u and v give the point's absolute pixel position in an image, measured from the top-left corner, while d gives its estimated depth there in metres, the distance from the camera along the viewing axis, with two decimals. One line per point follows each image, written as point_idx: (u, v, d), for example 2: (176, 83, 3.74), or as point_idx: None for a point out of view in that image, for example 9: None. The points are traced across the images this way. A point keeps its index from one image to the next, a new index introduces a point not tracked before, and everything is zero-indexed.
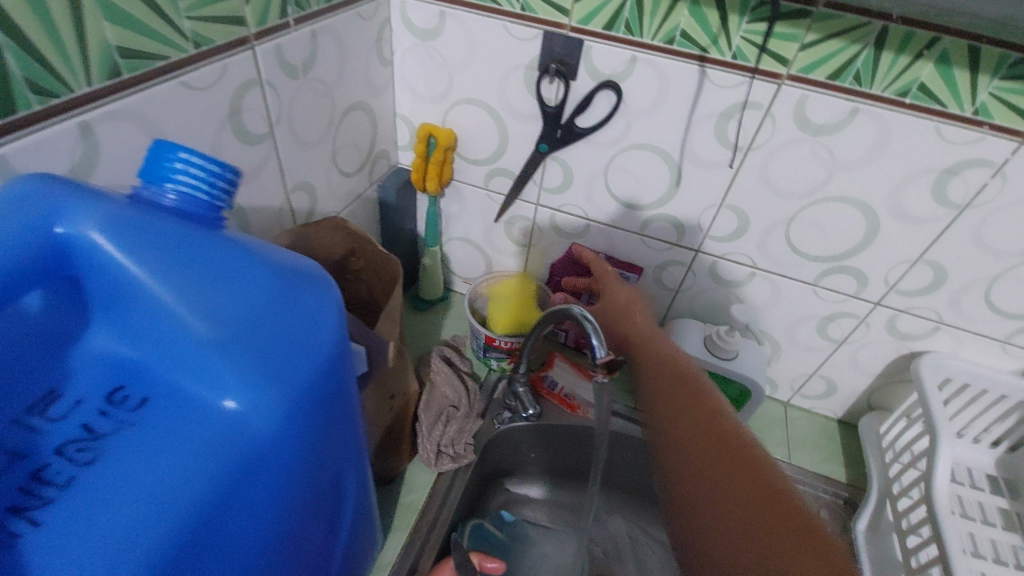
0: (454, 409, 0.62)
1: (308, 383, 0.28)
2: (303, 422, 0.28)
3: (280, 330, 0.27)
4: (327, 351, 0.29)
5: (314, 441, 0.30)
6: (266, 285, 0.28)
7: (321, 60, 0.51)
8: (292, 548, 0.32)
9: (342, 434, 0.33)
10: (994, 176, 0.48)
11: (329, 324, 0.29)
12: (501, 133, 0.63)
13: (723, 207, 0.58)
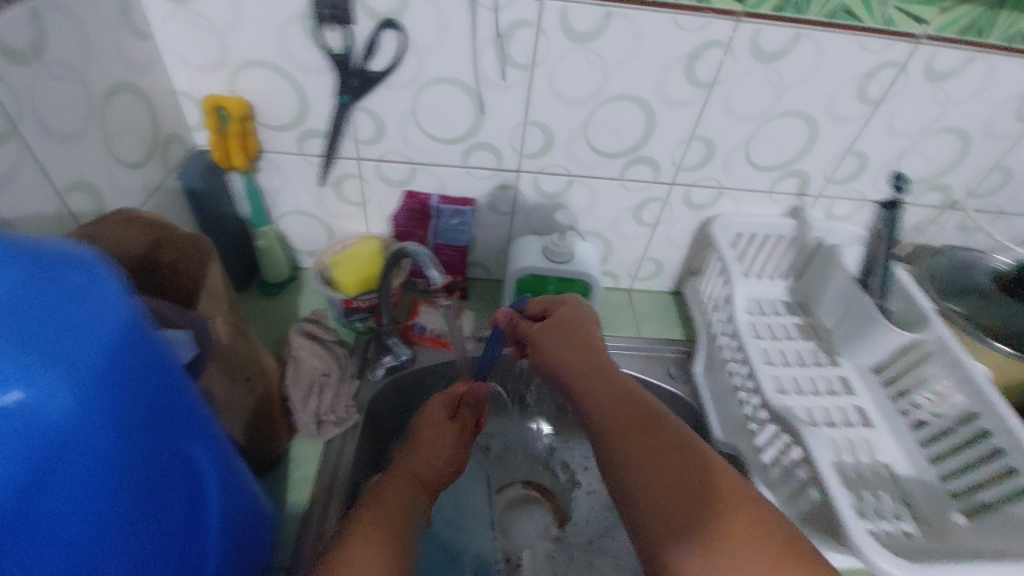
0: (251, 380, 0.69)
1: (98, 364, 0.32)
2: (106, 408, 0.33)
3: (58, 322, 0.31)
4: (115, 329, 0.34)
5: (136, 399, 0.35)
6: (27, 277, 0.32)
7: (54, 45, 0.59)
8: (122, 529, 0.35)
9: (158, 395, 0.38)
10: (726, 54, 0.76)
11: (116, 307, 0.34)
12: (300, 97, 0.80)
13: (528, 124, 0.84)
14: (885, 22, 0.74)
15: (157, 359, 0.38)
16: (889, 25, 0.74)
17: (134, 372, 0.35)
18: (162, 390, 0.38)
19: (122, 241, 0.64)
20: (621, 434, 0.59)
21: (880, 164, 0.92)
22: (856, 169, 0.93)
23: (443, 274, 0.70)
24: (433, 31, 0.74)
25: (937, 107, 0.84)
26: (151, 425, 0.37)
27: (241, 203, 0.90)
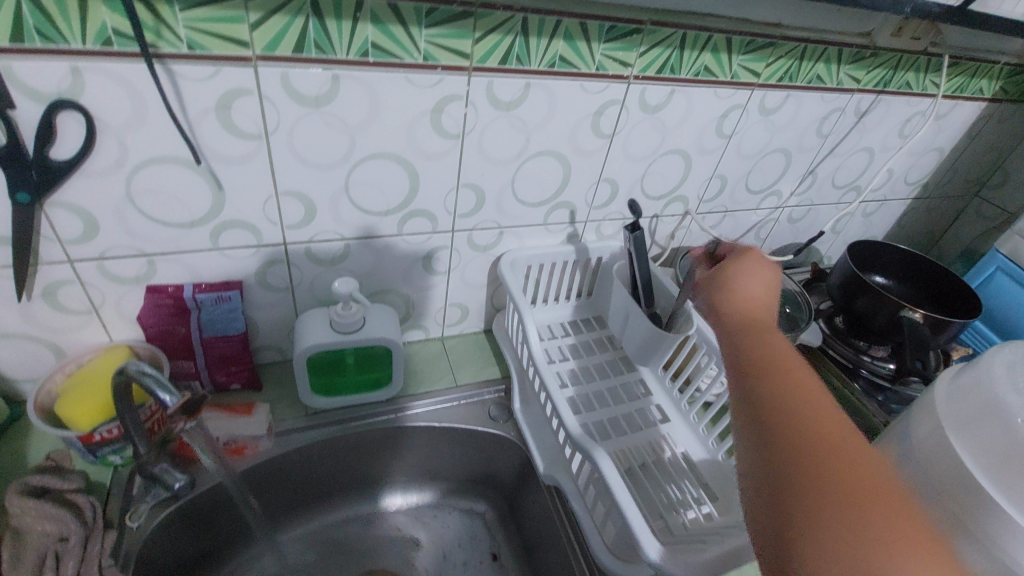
0: (66, 541, 0.49)
1: None
2: None
3: None
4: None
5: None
6: None
7: None
8: None
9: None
10: (622, 109, 0.66)
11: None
12: (88, 217, 0.51)
13: (461, 187, 0.65)
14: (766, 79, 0.71)
15: None
16: (774, 82, 0.71)
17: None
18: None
19: (71, 413, 0.53)
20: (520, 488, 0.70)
21: (818, 187, 0.91)
22: (803, 185, 0.89)
23: (178, 396, 0.45)
24: (265, 112, 0.51)
25: (824, 144, 0.84)
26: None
27: (108, 330, 0.60)
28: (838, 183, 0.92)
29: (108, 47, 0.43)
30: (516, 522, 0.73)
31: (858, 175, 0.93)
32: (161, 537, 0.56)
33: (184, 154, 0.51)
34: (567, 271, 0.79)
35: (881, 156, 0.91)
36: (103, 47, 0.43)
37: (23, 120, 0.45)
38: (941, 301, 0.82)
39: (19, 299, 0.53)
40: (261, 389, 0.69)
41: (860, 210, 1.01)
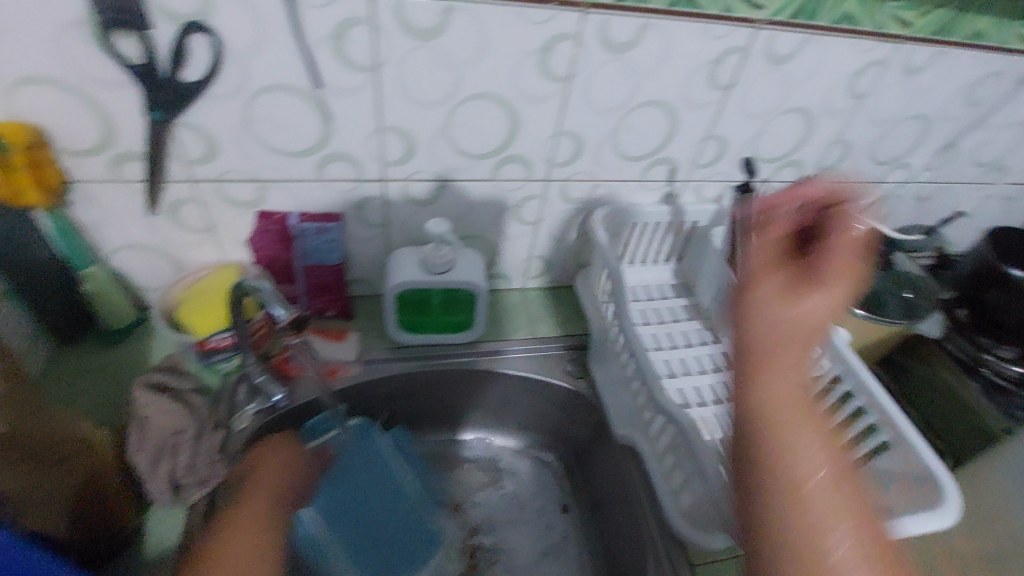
0: (184, 434, 0.54)
1: None
2: None
3: None
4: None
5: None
6: None
7: None
8: None
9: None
10: (745, 58, 0.60)
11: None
12: (210, 139, 0.54)
13: (560, 135, 0.63)
14: (919, 31, 0.61)
15: None
16: (928, 35, 0.62)
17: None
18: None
19: (193, 320, 0.60)
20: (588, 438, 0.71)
21: (957, 164, 0.80)
22: (940, 159, 0.79)
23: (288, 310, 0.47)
24: (377, 43, 0.51)
25: (974, 113, 0.73)
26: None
27: (221, 250, 0.65)
28: (983, 161, 0.81)
29: None
30: (584, 475, 0.73)
31: (1007, 155, 0.81)
32: (263, 441, 0.61)
33: (298, 82, 0.52)
34: (659, 232, 0.76)
35: None
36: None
37: (160, 40, 0.47)
38: None
39: (149, 212, 0.58)
40: (351, 319, 0.73)
41: (1001, 198, 0.88)
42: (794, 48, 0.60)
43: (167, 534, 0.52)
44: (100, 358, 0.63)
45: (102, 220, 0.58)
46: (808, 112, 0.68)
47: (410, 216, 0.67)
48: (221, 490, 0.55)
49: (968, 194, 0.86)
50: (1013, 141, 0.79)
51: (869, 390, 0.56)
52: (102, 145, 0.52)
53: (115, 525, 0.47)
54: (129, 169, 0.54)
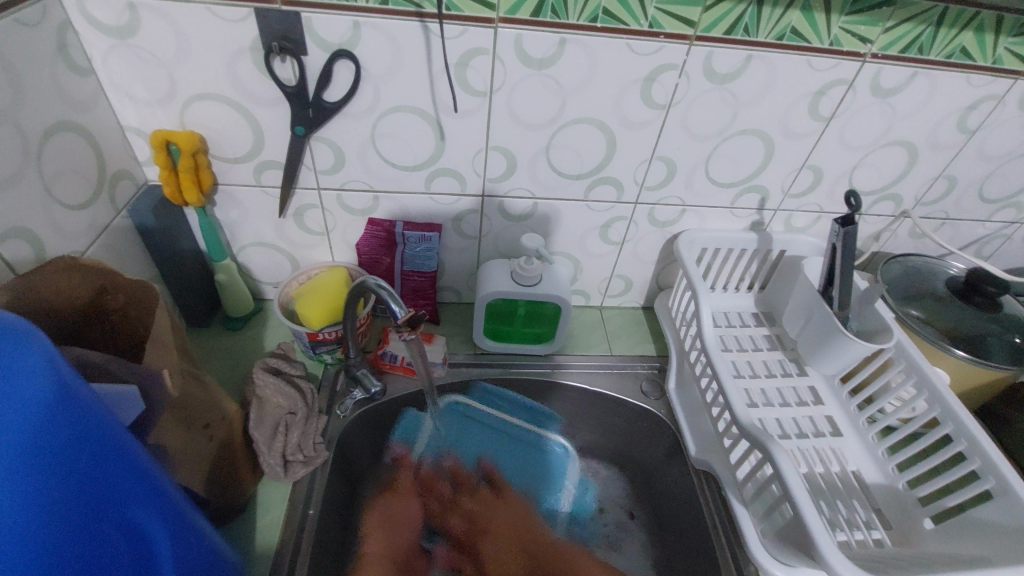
0: (295, 415, 0.60)
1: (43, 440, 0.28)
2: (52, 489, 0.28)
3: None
4: (45, 390, 0.28)
5: (67, 487, 0.29)
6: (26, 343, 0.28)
7: (143, 86, 0.54)
8: None
9: (99, 468, 0.31)
10: (849, 91, 0.60)
11: (37, 374, 0.28)
12: (339, 151, 0.61)
13: (653, 160, 0.65)
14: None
15: (106, 421, 0.32)
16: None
17: (58, 448, 0.29)
18: (116, 464, 0.32)
19: (309, 313, 0.64)
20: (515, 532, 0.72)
21: None
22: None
23: (405, 310, 0.51)
24: (494, 70, 0.55)
25: None
26: (88, 506, 0.30)
27: (332, 251, 0.72)
28: None
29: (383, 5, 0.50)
30: (651, 495, 0.73)
31: None
32: (356, 430, 0.66)
33: (421, 103, 0.57)
34: (744, 259, 0.76)
35: None
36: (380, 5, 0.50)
37: (311, 65, 0.54)
38: None
39: (279, 215, 0.66)
40: (438, 323, 0.77)
41: None
42: (901, 82, 0.60)
43: (275, 503, 0.57)
44: (222, 339, 0.71)
45: (239, 219, 0.67)
46: (912, 146, 0.66)
47: (503, 230, 0.71)
48: (321, 471, 0.61)
49: None
50: None
51: (972, 435, 0.54)
52: (250, 154, 0.60)
53: (236, 489, 0.53)
54: (268, 175, 0.62)
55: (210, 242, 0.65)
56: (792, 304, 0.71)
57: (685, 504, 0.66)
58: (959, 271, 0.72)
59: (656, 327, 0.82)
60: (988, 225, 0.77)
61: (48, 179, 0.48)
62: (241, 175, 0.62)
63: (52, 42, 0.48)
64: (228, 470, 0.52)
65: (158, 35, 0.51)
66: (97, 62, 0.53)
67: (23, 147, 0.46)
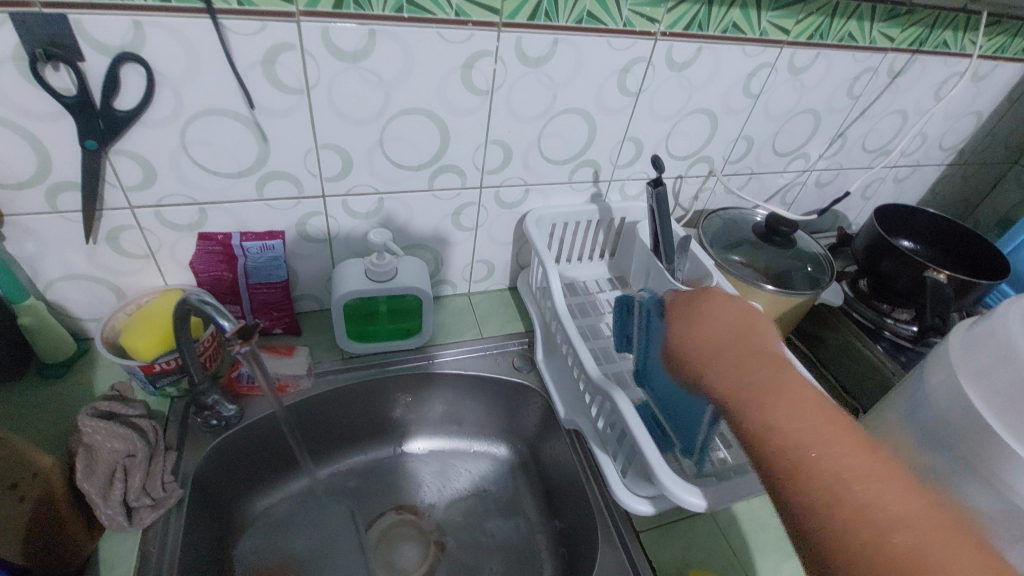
0: (135, 457, 0.54)
1: None
2: None
3: None
4: None
5: None
6: None
7: None
8: None
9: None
10: (649, 67, 0.67)
11: None
12: (148, 165, 0.56)
13: (489, 144, 0.67)
14: (796, 37, 0.70)
15: None
16: (805, 40, 0.71)
17: None
18: None
19: (137, 344, 0.57)
20: (736, 351, 0.49)
21: (846, 151, 0.90)
22: (832, 148, 0.89)
23: (234, 322, 0.48)
24: (306, 67, 0.54)
25: (853, 107, 0.83)
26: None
27: (164, 274, 0.66)
28: (865, 150, 0.91)
29: (166, 2, 0.47)
30: (536, 464, 0.76)
31: (887, 140, 0.91)
32: (213, 460, 0.62)
33: (233, 105, 0.54)
34: (591, 230, 0.82)
35: (912, 124, 0.90)
36: (161, 2, 0.47)
37: (91, 72, 0.49)
38: (971, 266, 0.80)
39: (87, 241, 0.59)
40: (300, 334, 0.75)
41: (886, 180, 0.99)
42: (690, 57, 0.67)
43: (121, 559, 0.51)
44: (38, 389, 0.63)
45: (39, 253, 0.59)
46: (711, 113, 0.75)
47: (352, 227, 0.70)
48: (176, 512, 0.56)
49: (858, 178, 0.96)
50: (890, 127, 0.89)
51: None
52: (36, 176, 0.53)
53: (66, 553, 0.47)
54: (65, 199, 0.56)
55: (4, 283, 0.57)
56: (635, 265, 0.78)
57: (563, 464, 0.71)
58: (764, 217, 0.83)
59: (523, 304, 0.86)
60: (784, 176, 0.90)
61: None
62: (31, 202, 0.55)
63: None
64: (48, 534, 0.46)
65: None
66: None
67: None
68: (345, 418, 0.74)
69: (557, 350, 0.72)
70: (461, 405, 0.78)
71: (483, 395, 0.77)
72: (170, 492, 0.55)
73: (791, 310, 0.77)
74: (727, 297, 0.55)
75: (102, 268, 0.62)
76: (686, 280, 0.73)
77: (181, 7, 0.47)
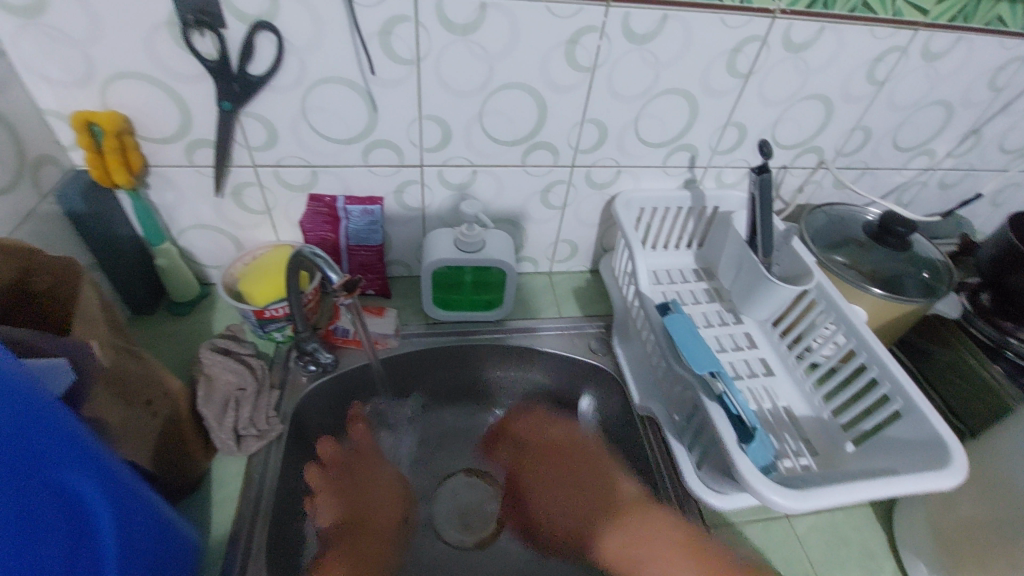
0: (245, 391, 0.60)
1: None
2: None
3: None
4: None
5: None
6: None
7: (60, 63, 0.53)
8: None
9: (21, 424, 0.31)
10: (763, 47, 0.63)
11: None
12: (272, 127, 0.61)
13: (585, 123, 0.67)
14: (935, 18, 0.63)
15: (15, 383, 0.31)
16: (946, 21, 0.64)
17: None
18: (42, 427, 0.32)
19: (253, 290, 0.65)
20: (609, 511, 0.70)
21: (981, 150, 0.81)
22: (965, 145, 0.80)
23: (341, 276, 0.52)
24: (418, 39, 0.56)
25: (997, 99, 0.74)
26: (12, 466, 0.30)
27: (275, 230, 0.72)
28: (1006, 149, 0.81)
29: None
30: (604, 447, 0.77)
31: None
32: (309, 403, 0.67)
33: (349, 74, 0.58)
34: (681, 218, 0.79)
35: None
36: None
37: (232, 38, 0.53)
38: None
39: (216, 194, 0.66)
40: (389, 296, 0.79)
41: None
42: (810, 37, 0.63)
43: (229, 480, 0.58)
44: (167, 323, 0.71)
45: (175, 202, 0.66)
46: (827, 99, 0.70)
47: (445, 198, 0.72)
48: (276, 446, 0.61)
49: (992, 181, 0.86)
50: None
51: (883, 361, 0.58)
52: (179, 132, 0.60)
53: (189, 466, 0.54)
54: (201, 154, 0.62)
55: (147, 226, 0.64)
56: (726, 257, 0.75)
57: (633, 450, 0.70)
58: (876, 216, 0.77)
59: (603, 288, 0.85)
60: (903, 173, 0.82)
61: None
62: (174, 155, 0.62)
63: None
64: (175, 448, 0.52)
65: (67, 12, 0.50)
66: (4, 42, 0.51)
67: None
68: (426, 380, 0.77)
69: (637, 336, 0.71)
70: (535, 380, 0.79)
71: (557, 372, 0.78)
72: (273, 427, 0.61)
73: (900, 318, 0.70)
74: (662, 518, 0.63)
75: (226, 220, 0.69)
76: (782, 275, 0.70)
77: None
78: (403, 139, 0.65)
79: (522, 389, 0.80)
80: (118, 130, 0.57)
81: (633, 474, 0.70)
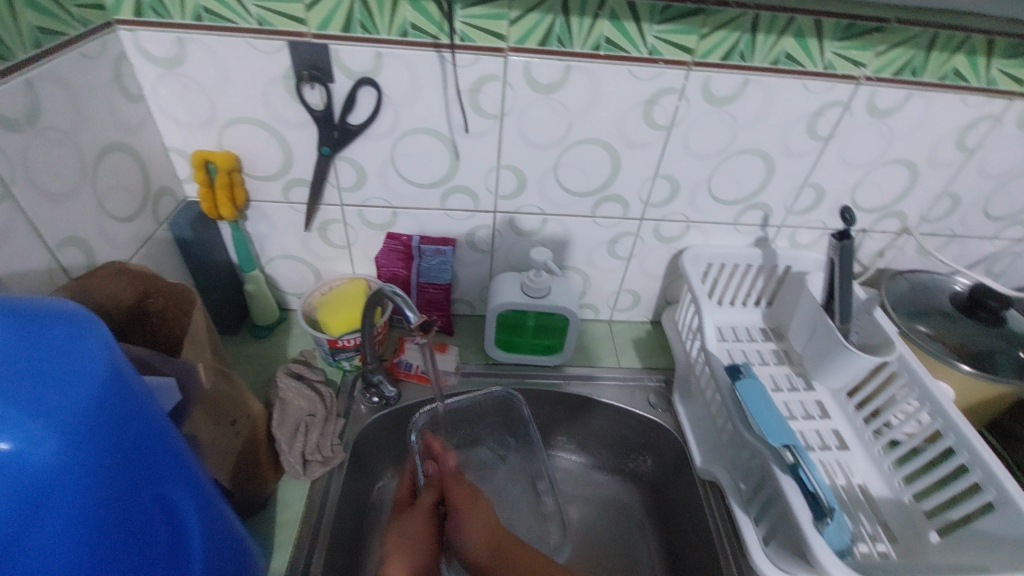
0: (314, 417, 0.63)
1: (88, 416, 0.30)
2: (98, 459, 0.31)
3: (36, 364, 0.29)
4: (99, 376, 0.31)
5: (115, 459, 0.32)
6: (69, 334, 0.31)
7: (190, 108, 0.60)
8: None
9: (143, 441, 0.35)
10: (845, 112, 0.62)
11: (97, 359, 0.32)
12: (362, 171, 0.65)
13: (658, 178, 0.68)
14: None
15: (140, 402, 0.35)
16: None
17: (105, 427, 0.32)
18: (154, 446, 0.36)
19: (329, 320, 0.68)
20: None
21: None
22: None
23: (418, 315, 0.54)
24: (504, 96, 0.60)
25: None
26: (129, 478, 0.33)
27: (353, 264, 0.76)
28: None
29: (404, 37, 0.55)
30: (658, 507, 0.74)
31: None
32: (370, 434, 0.69)
33: (437, 126, 0.62)
34: (750, 275, 0.78)
35: None
36: (400, 37, 0.55)
37: (337, 91, 0.59)
38: None
39: (305, 229, 0.71)
40: (452, 334, 0.81)
41: None
42: (896, 104, 0.62)
43: (293, 502, 0.60)
44: (247, 344, 0.76)
45: (268, 233, 0.71)
46: (912, 165, 0.68)
47: (515, 243, 0.75)
48: (337, 474, 0.63)
49: None
50: None
51: (975, 448, 0.54)
52: (280, 172, 0.65)
53: (259, 487, 0.57)
54: (296, 192, 0.67)
55: (242, 254, 0.70)
56: (797, 319, 0.73)
57: (690, 514, 0.68)
58: (964, 287, 0.73)
59: (664, 341, 0.84)
60: (995, 243, 0.78)
61: (100, 191, 0.54)
62: (273, 192, 0.67)
63: (111, 70, 0.54)
64: (249, 467, 0.55)
65: (202, 65, 0.56)
66: (146, 90, 0.59)
67: (82, 162, 0.51)
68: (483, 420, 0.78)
69: (701, 394, 0.69)
70: (590, 429, 0.78)
71: (614, 423, 0.77)
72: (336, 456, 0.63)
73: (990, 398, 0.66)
74: None
75: (310, 253, 0.74)
76: (859, 343, 0.67)
77: (414, 41, 0.55)
78: (480, 186, 0.68)
79: (577, 438, 0.79)
80: (229, 169, 0.63)
81: (689, 540, 0.67)
